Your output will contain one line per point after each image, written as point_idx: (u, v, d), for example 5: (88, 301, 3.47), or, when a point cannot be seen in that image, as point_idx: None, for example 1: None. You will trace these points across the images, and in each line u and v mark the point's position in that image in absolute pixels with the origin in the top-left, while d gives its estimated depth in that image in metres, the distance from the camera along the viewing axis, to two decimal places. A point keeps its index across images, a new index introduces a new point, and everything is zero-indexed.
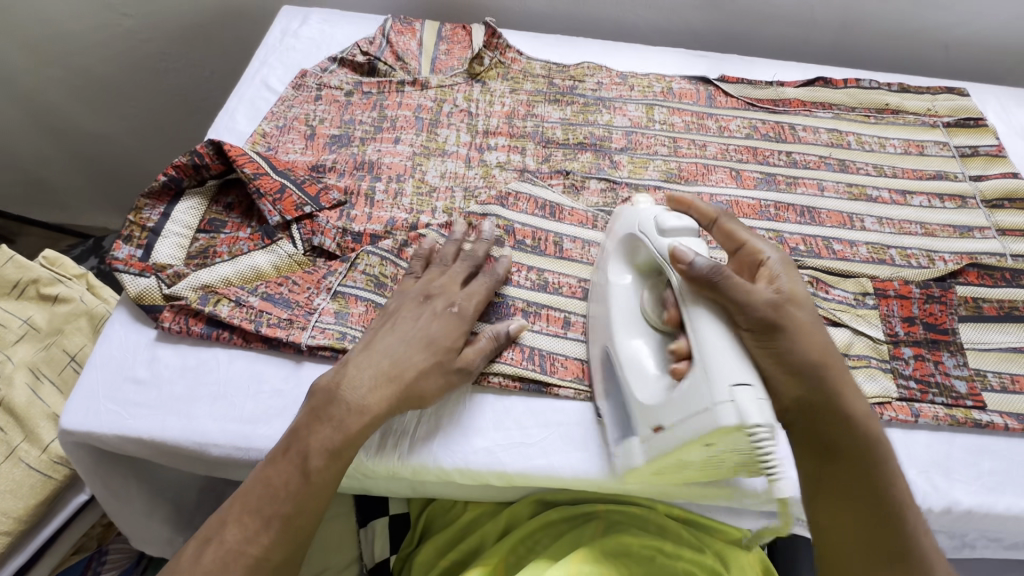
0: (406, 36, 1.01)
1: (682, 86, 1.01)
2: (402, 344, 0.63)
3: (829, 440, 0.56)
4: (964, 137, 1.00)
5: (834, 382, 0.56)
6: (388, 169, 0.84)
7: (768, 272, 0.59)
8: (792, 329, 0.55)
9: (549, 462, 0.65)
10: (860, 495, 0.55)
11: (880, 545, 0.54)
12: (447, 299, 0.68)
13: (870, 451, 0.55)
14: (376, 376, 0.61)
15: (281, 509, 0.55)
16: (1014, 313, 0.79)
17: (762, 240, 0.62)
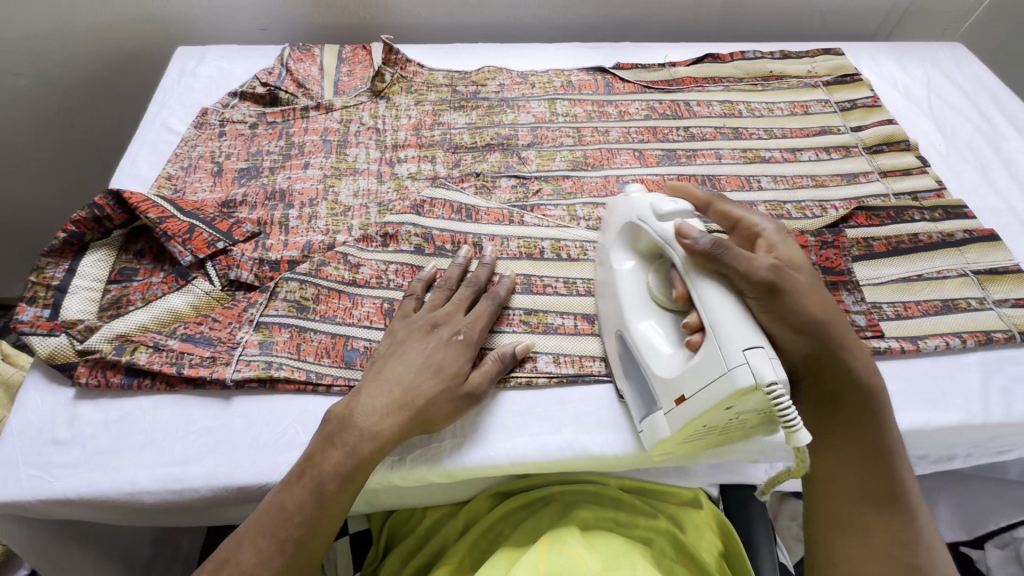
0: (306, 62, 1.02)
1: (581, 77, 1.06)
2: (413, 369, 0.64)
3: (834, 390, 0.64)
4: (843, 93, 1.08)
5: (833, 338, 0.63)
6: (300, 195, 0.85)
7: (766, 243, 0.66)
8: (798, 292, 0.62)
9: (485, 454, 0.66)
10: (862, 444, 0.62)
11: (871, 487, 0.60)
12: (450, 325, 0.68)
13: (872, 405, 0.63)
14: (386, 402, 0.61)
15: (287, 539, 0.55)
16: (902, 246, 0.86)
17: (756, 215, 0.69)
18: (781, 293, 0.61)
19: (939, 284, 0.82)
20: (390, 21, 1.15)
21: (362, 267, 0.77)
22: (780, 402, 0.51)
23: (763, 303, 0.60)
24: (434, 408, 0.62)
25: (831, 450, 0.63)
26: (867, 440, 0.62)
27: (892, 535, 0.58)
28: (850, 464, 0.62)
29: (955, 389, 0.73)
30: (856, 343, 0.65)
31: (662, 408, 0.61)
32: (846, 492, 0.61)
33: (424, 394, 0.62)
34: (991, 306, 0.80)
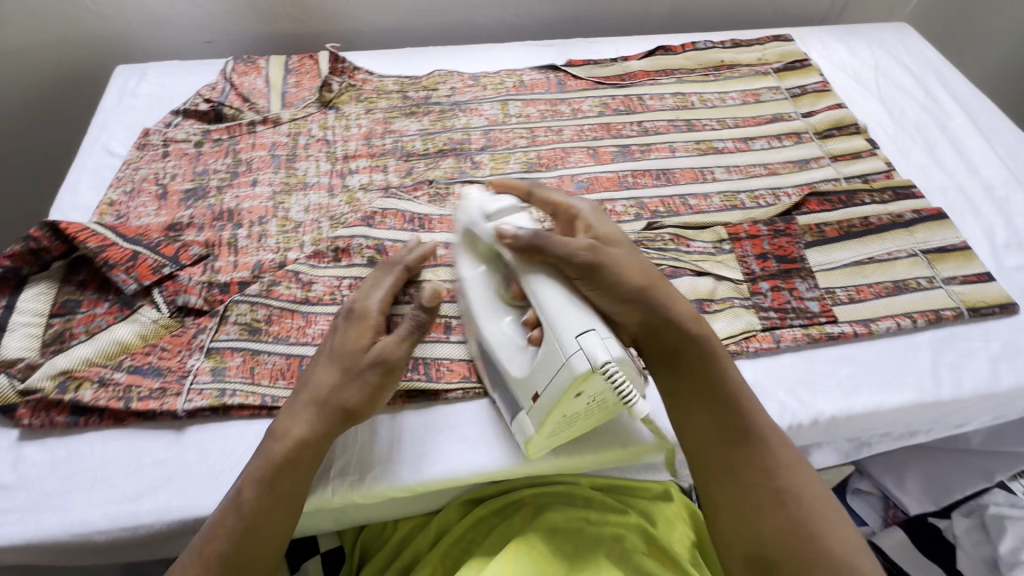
0: (251, 75, 1.00)
1: (533, 77, 1.05)
2: (322, 363, 0.65)
3: (675, 345, 0.65)
4: (793, 79, 1.08)
5: (659, 299, 0.65)
6: (249, 214, 0.83)
7: (583, 225, 0.69)
8: (613, 266, 0.63)
9: (446, 465, 0.66)
10: (716, 391, 0.63)
11: (726, 430, 0.61)
12: (356, 310, 0.67)
13: (704, 351, 0.65)
14: (304, 401, 0.62)
15: (222, 556, 0.55)
16: (854, 230, 0.87)
17: (574, 199, 0.71)
18: (596, 269, 0.62)
19: (890, 265, 0.83)
20: (338, 28, 1.13)
21: (315, 284, 0.76)
22: (614, 381, 0.54)
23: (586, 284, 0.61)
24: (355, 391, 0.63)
25: (690, 402, 0.64)
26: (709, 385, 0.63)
27: (754, 469, 0.59)
28: (708, 412, 0.63)
29: (908, 369, 0.75)
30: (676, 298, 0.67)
31: (525, 409, 0.62)
32: (708, 439, 0.62)
33: (338, 383, 0.63)
34: (941, 284, 0.81)
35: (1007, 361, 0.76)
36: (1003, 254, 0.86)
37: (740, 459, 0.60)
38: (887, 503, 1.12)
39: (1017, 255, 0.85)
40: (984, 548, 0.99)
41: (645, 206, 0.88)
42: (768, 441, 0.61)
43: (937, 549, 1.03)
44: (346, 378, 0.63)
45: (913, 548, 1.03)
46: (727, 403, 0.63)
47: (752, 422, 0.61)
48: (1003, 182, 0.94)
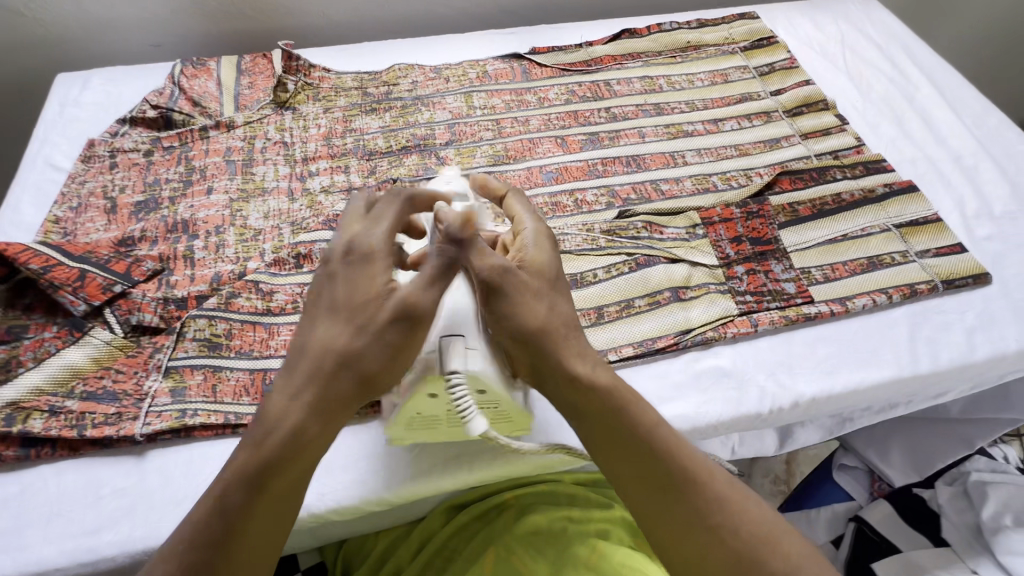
0: (201, 78, 0.95)
1: (497, 66, 1.02)
2: (314, 326, 0.53)
3: (567, 393, 0.55)
4: (761, 57, 1.07)
5: (557, 339, 0.54)
6: (205, 224, 0.80)
7: (521, 244, 0.58)
8: (518, 296, 0.54)
9: (420, 474, 0.64)
10: (630, 442, 0.54)
11: (647, 477, 0.53)
12: (368, 242, 0.54)
13: (601, 394, 0.54)
14: (292, 375, 0.51)
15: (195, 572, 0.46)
16: (827, 208, 0.86)
17: (530, 211, 0.61)
18: (490, 302, 0.53)
19: (864, 241, 0.83)
20: (292, 24, 1.09)
21: (276, 294, 0.72)
22: (456, 393, 0.53)
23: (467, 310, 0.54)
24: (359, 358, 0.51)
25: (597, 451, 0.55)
26: (616, 436, 0.54)
27: (688, 513, 0.52)
28: (626, 461, 0.54)
29: (885, 345, 0.74)
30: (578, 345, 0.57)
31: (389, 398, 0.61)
32: (632, 489, 0.54)
33: (334, 350, 0.51)
34: (914, 258, 0.81)
35: (982, 331, 0.76)
36: (974, 224, 0.85)
37: (671, 505, 0.53)
38: (872, 476, 1.14)
39: (988, 224, 0.85)
40: (967, 515, 1.00)
41: (616, 194, 0.87)
42: (697, 480, 0.53)
43: (921, 519, 1.03)
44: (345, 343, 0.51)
45: (898, 521, 1.03)
46: (645, 452, 0.54)
47: (673, 463, 0.53)
48: (971, 152, 0.94)
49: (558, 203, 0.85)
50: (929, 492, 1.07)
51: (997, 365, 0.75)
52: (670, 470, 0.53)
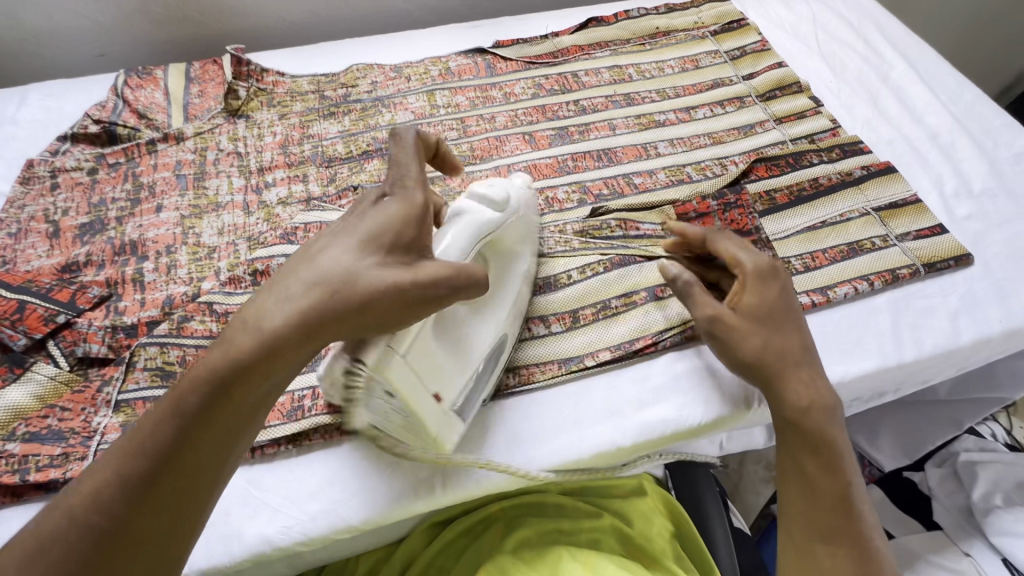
0: (147, 88, 0.90)
1: (459, 62, 0.98)
2: (309, 255, 0.52)
3: (812, 428, 0.62)
4: (731, 41, 1.04)
5: (810, 375, 0.63)
6: (154, 244, 0.75)
7: (739, 287, 0.65)
8: (732, 341, 0.63)
9: (393, 496, 0.61)
10: (820, 484, 0.60)
11: (829, 521, 0.59)
12: (397, 185, 0.55)
13: (826, 438, 0.61)
14: (271, 297, 0.49)
15: (99, 507, 0.40)
16: (804, 194, 0.84)
17: (741, 248, 0.67)
18: (710, 341, 0.64)
19: (844, 227, 0.81)
20: (243, 25, 1.04)
21: (231, 314, 0.68)
22: None
23: (764, 303, 0.64)
24: (340, 293, 0.49)
25: (789, 479, 0.63)
26: (824, 477, 0.61)
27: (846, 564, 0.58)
28: (805, 496, 0.61)
29: (869, 334, 0.72)
30: (811, 380, 0.63)
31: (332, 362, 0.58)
32: (810, 524, 0.60)
33: (321, 279, 0.49)
34: (895, 242, 0.79)
35: (966, 314, 0.74)
36: (954, 203, 0.84)
37: (832, 552, 0.58)
38: (862, 460, 1.13)
39: (968, 203, 0.83)
40: (958, 497, 0.99)
41: (588, 190, 0.84)
42: (869, 548, 0.58)
43: (913, 502, 1.04)
44: (331, 273, 0.50)
45: (890, 505, 1.04)
46: (839, 500, 0.60)
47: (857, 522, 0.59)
48: (947, 129, 0.92)
49: None
50: (920, 474, 1.08)
51: (982, 348, 0.73)
52: (846, 518, 0.59)
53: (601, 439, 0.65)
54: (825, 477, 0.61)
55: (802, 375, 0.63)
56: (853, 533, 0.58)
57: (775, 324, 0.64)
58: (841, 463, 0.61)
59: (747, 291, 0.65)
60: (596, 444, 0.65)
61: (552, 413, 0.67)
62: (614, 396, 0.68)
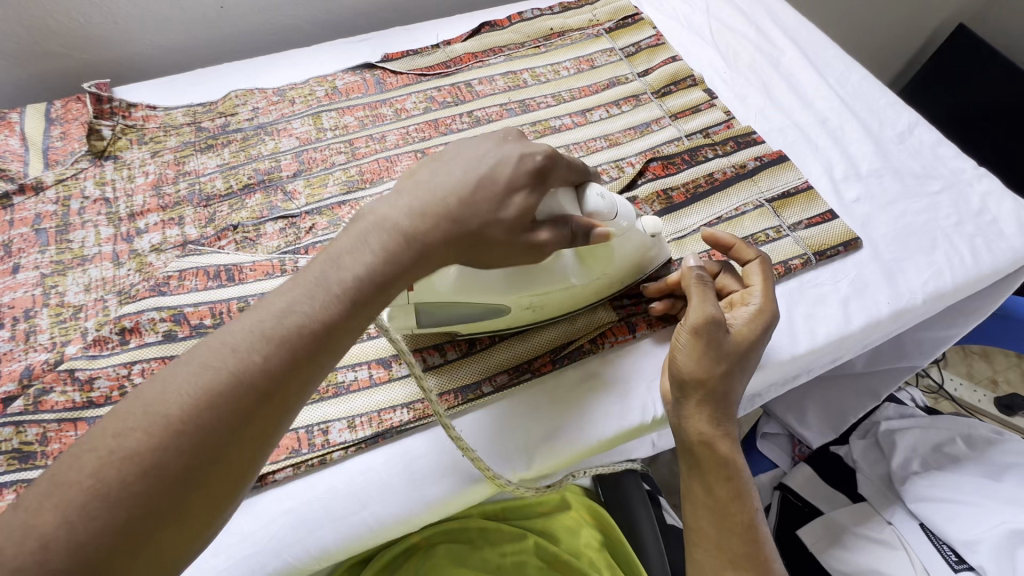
0: (0, 135, 0.83)
1: (347, 80, 0.94)
2: (461, 168, 0.55)
3: (714, 458, 0.62)
4: (626, 37, 1.03)
5: (723, 407, 0.63)
6: (11, 309, 0.69)
7: (742, 315, 0.66)
8: (702, 348, 0.62)
9: (285, 559, 0.59)
10: (728, 511, 0.61)
11: (730, 546, 0.59)
12: (548, 160, 0.57)
13: (729, 467, 0.62)
14: (422, 206, 0.52)
15: (276, 355, 0.43)
16: (699, 191, 0.84)
17: (770, 300, 0.67)
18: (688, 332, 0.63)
19: (738, 222, 0.81)
20: (109, 55, 0.97)
21: (96, 380, 0.63)
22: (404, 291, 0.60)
23: (752, 337, 0.65)
24: (490, 212, 0.53)
25: (695, 505, 0.63)
26: (726, 503, 0.61)
27: None
28: (715, 521, 0.61)
29: None
30: (725, 416, 0.63)
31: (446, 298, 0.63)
32: (710, 549, 0.60)
33: (476, 196, 0.53)
34: (787, 232, 0.80)
35: (856, 299, 0.75)
36: (843, 187, 0.85)
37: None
38: (793, 440, 1.16)
39: (856, 186, 0.85)
40: (880, 466, 1.03)
41: None
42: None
43: (841, 477, 1.06)
44: (486, 195, 0.54)
45: (820, 482, 1.06)
46: (739, 526, 0.60)
47: (756, 550, 0.59)
48: (836, 113, 0.93)
49: None
50: (845, 447, 1.10)
51: (874, 330, 0.75)
52: (751, 544, 0.59)
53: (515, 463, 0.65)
54: (735, 502, 0.61)
55: (724, 406, 0.63)
56: (758, 559, 0.59)
57: (743, 363, 0.64)
58: (748, 489, 0.62)
59: (743, 318, 0.66)
60: (509, 469, 0.64)
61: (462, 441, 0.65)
62: (530, 413, 0.67)
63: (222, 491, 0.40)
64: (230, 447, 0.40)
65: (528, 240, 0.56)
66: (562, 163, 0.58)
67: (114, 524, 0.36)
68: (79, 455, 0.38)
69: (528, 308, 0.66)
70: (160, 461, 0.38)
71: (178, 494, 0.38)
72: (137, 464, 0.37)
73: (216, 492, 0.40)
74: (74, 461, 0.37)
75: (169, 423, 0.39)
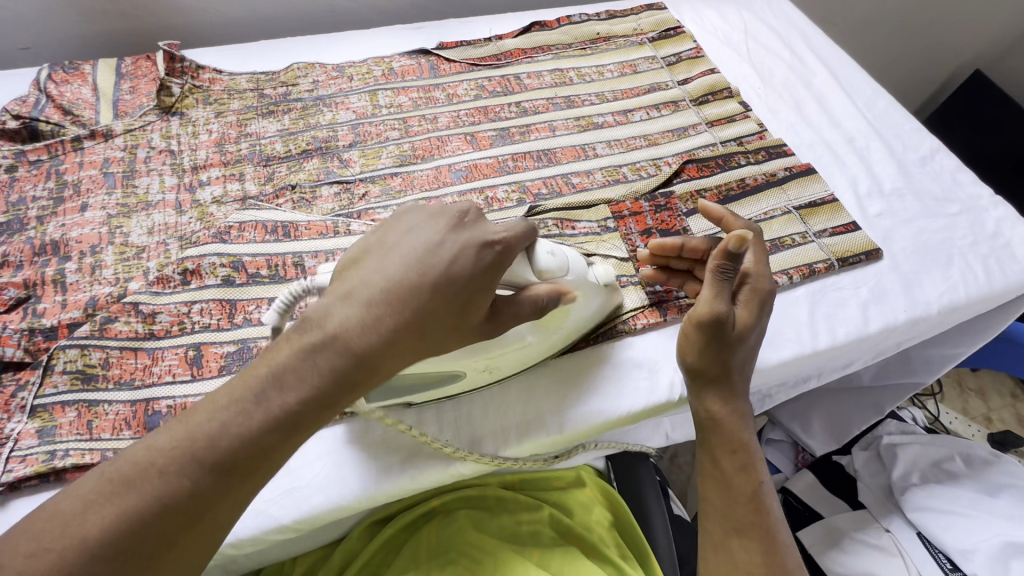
0: (74, 83, 0.87)
1: (403, 63, 0.99)
2: (411, 265, 0.49)
3: (722, 436, 0.66)
4: (668, 47, 1.08)
5: (737, 389, 0.67)
6: (78, 244, 0.73)
7: (746, 296, 0.68)
8: (715, 344, 0.65)
9: (327, 496, 0.62)
10: (733, 483, 0.64)
11: (734, 516, 0.63)
12: (497, 254, 0.50)
13: (736, 442, 0.65)
14: (373, 310, 0.48)
15: (202, 479, 0.43)
16: (732, 194, 0.88)
17: (762, 272, 0.70)
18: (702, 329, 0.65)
19: (767, 225, 0.85)
20: (179, 21, 1.02)
21: (158, 315, 0.67)
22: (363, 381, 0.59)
23: (755, 325, 0.67)
24: (447, 316, 0.49)
25: (707, 480, 0.66)
26: (733, 475, 0.64)
27: (750, 557, 0.60)
28: (720, 493, 0.64)
29: (788, 325, 0.77)
30: (739, 394, 0.67)
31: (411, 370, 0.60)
32: (717, 519, 0.64)
33: (427, 305, 0.48)
34: (813, 238, 0.84)
35: (875, 305, 0.79)
36: (867, 202, 0.90)
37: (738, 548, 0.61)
38: (796, 447, 1.21)
39: (880, 202, 0.90)
40: (881, 477, 1.06)
41: (527, 189, 0.85)
42: (775, 545, 0.61)
43: (842, 485, 1.09)
44: (442, 299, 0.49)
45: (820, 488, 1.10)
46: (745, 498, 0.63)
47: (762, 521, 0.62)
48: (863, 134, 0.98)
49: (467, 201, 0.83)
50: (847, 457, 1.14)
51: (889, 336, 0.79)
52: (757, 515, 0.62)
53: (532, 429, 0.68)
54: (741, 475, 0.64)
55: (730, 387, 0.67)
56: (762, 529, 0.62)
57: (748, 350, 0.67)
58: (754, 463, 0.65)
59: (747, 305, 0.67)
60: (525, 437, 0.67)
61: (474, 406, 0.68)
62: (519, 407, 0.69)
63: None
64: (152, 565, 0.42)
65: (482, 325, 0.53)
66: (519, 249, 0.52)
67: None
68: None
69: (479, 371, 0.63)
70: None
71: None
72: None
73: None
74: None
75: (87, 544, 0.40)
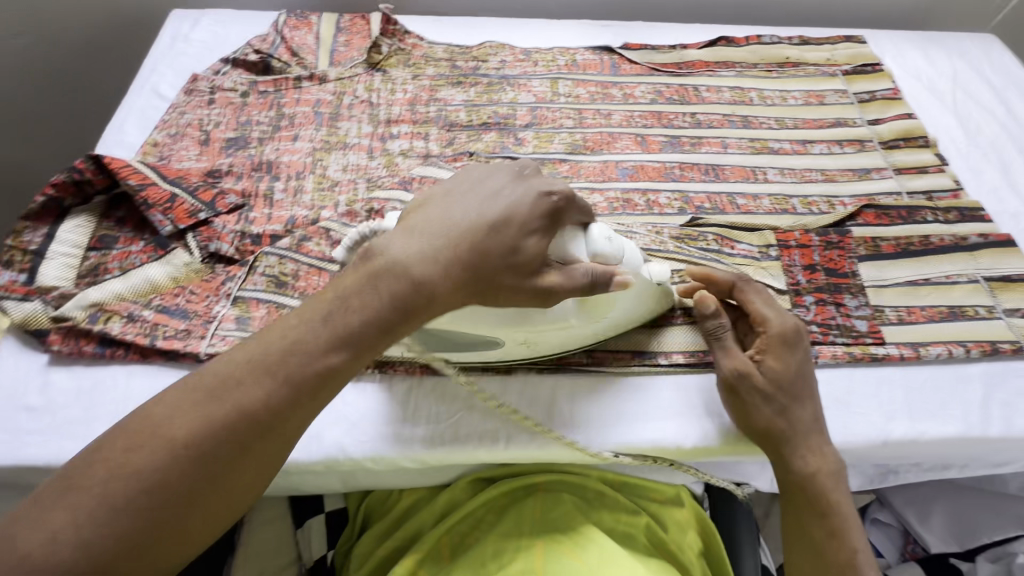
0: (302, 30, 0.99)
1: (586, 57, 1.02)
2: (475, 207, 0.53)
3: (813, 498, 0.60)
4: (863, 83, 1.02)
5: (809, 443, 0.62)
6: (287, 168, 0.83)
7: (762, 346, 0.64)
8: (745, 408, 0.63)
9: (457, 440, 0.66)
10: (826, 552, 0.59)
11: None
12: (555, 208, 0.54)
13: (828, 506, 0.60)
14: (437, 242, 0.51)
15: (273, 391, 0.46)
16: (911, 248, 0.81)
17: (776, 311, 0.65)
18: (730, 395, 0.64)
19: (948, 289, 0.78)
20: None
21: None
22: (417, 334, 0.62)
23: (786, 369, 0.63)
24: (512, 265, 0.51)
25: (796, 543, 0.61)
26: (825, 541, 0.59)
27: None
28: (812, 560, 0.59)
29: (955, 400, 0.70)
30: (822, 448, 0.62)
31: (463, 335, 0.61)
32: None
33: (486, 240, 0.51)
34: (1001, 315, 0.76)
35: None
36: None
37: None
38: (906, 537, 1.06)
39: None
40: None
41: (690, 201, 0.85)
42: None
43: None
44: (501, 242, 0.51)
45: None
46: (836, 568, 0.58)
47: None
48: None
49: (629, 200, 0.84)
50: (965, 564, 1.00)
51: None
52: None
53: (638, 427, 0.67)
54: (834, 542, 0.59)
55: (812, 442, 0.62)
56: None
57: (792, 398, 0.62)
58: (846, 530, 0.59)
59: (767, 354, 0.63)
60: (627, 437, 0.67)
61: (594, 394, 0.69)
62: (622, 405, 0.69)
63: (218, 506, 0.45)
64: (225, 470, 0.44)
65: (534, 285, 0.53)
66: (573, 212, 0.57)
67: (120, 532, 0.41)
68: (92, 464, 0.42)
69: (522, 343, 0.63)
70: (162, 477, 0.42)
71: (178, 506, 0.43)
72: (138, 479, 0.42)
73: (216, 501, 0.44)
74: (83, 471, 0.42)
75: (172, 445, 0.43)
